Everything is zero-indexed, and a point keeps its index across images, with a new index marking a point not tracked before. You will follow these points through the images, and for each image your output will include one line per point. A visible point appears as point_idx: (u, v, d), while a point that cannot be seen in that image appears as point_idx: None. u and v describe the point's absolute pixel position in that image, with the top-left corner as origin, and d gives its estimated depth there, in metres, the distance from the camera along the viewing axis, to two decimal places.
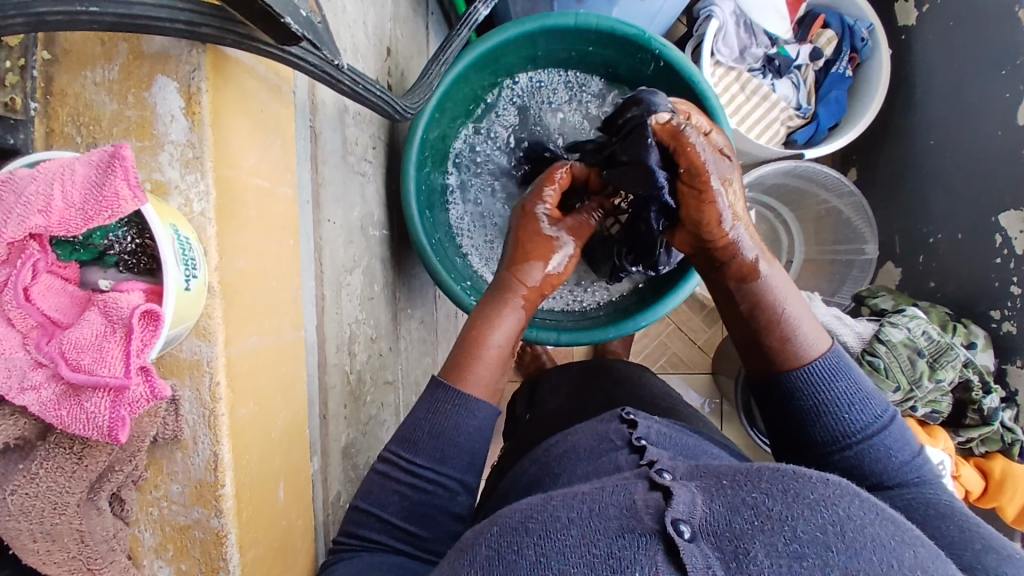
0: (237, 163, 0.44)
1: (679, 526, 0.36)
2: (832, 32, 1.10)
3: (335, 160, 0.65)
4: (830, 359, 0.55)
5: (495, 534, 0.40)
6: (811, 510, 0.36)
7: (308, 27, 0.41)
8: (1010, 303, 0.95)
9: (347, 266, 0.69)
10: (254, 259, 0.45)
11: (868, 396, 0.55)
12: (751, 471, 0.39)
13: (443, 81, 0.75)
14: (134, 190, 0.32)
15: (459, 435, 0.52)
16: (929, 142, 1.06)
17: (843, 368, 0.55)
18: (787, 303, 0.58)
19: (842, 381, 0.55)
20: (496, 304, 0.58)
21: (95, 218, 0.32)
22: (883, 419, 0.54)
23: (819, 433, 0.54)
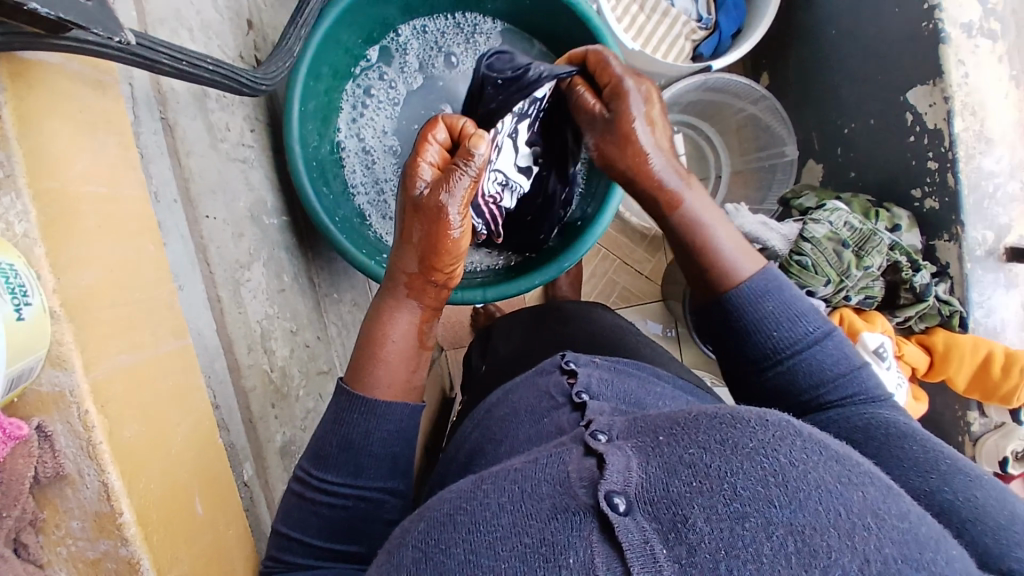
0: (61, 174, 0.40)
1: (612, 499, 0.34)
2: None
3: (201, 151, 0.61)
4: (758, 280, 0.56)
5: (421, 532, 0.38)
6: (751, 461, 0.33)
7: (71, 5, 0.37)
8: (929, 179, 0.96)
9: (245, 261, 0.66)
10: (102, 272, 0.42)
11: (801, 313, 0.55)
12: (688, 423, 0.37)
13: (311, 42, 0.71)
14: None
15: (371, 445, 0.51)
16: (831, 32, 1.05)
17: (772, 288, 0.56)
18: (712, 226, 0.59)
19: (772, 300, 0.55)
20: (392, 297, 0.56)
21: None
22: (816, 333, 0.55)
23: (751, 350, 0.55)
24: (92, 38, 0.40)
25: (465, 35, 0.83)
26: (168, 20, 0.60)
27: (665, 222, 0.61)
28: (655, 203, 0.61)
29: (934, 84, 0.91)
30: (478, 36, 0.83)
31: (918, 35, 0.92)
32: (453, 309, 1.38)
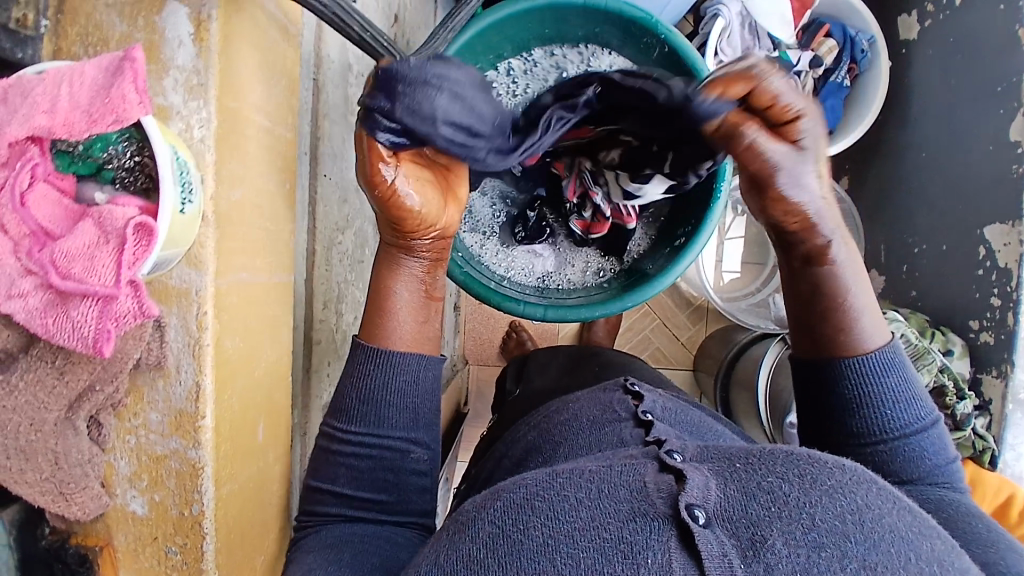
0: (240, 96, 0.43)
1: (693, 511, 0.36)
2: (834, 41, 1.14)
3: (334, 116, 0.66)
4: (885, 354, 0.54)
5: (497, 510, 0.39)
6: (828, 497, 0.37)
7: None
8: (989, 314, 0.97)
9: (340, 224, 0.69)
10: (248, 192, 0.45)
11: (914, 397, 0.54)
12: (764, 455, 0.40)
13: (450, 47, 0.76)
14: (139, 93, 0.33)
15: (392, 396, 0.55)
16: (920, 154, 1.12)
17: (894, 366, 0.54)
18: (852, 291, 0.55)
19: (893, 378, 0.54)
20: (392, 260, 0.58)
21: (99, 121, 0.33)
22: (924, 420, 0.53)
23: (854, 421, 0.53)
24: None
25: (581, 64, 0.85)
26: None
27: (805, 271, 0.56)
28: (800, 258, 0.56)
29: (1013, 225, 0.95)
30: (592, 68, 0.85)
31: (1006, 175, 0.97)
32: (489, 328, 1.40)
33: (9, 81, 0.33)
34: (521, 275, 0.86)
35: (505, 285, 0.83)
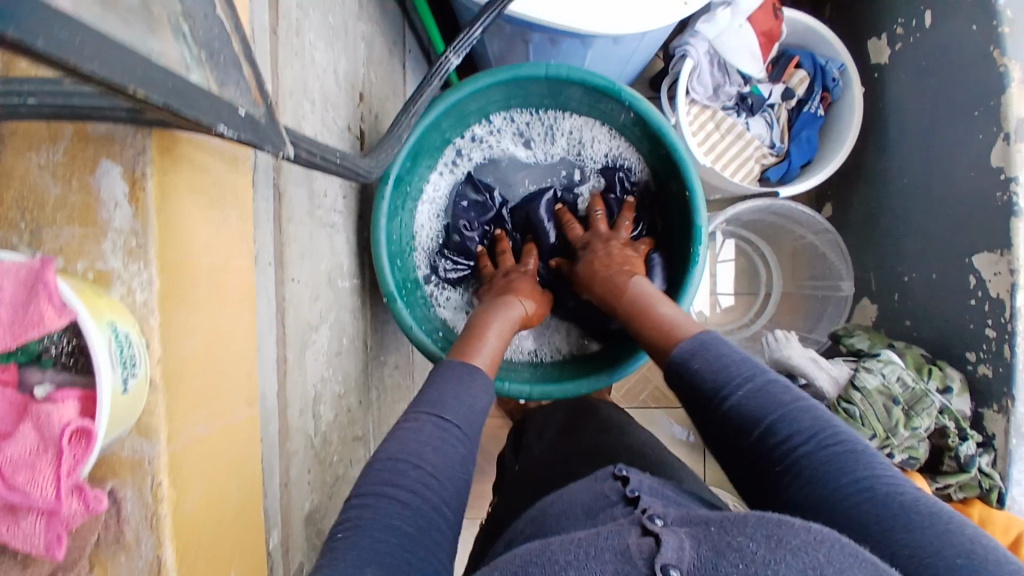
0: (189, 244, 0.42)
1: (668, 571, 0.35)
2: (804, 73, 1.16)
3: (300, 217, 0.65)
4: (690, 342, 0.64)
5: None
6: (793, 556, 0.34)
7: (247, 127, 0.35)
8: (985, 346, 0.95)
9: (314, 323, 0.68)
10: (204, 339, 0.44)
11: (728, 363, 0.60)
12: (738, 519, 0.39)
13: (418, 126, 0.77)
14: (59, 309, 0.34)
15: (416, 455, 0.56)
16: (902, 181, 1.11)
17: (700, 346, 0.63)
18: (661, 305, 0.71)
19: (701, 357, 0.62)
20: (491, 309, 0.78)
21: (22, 336, 0.34)
22: (745, 380, 0.59)
23: (698, 406, 0.61)
24: (257, 149, 0.36)
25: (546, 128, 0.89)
26: (297, 90, 0.66)
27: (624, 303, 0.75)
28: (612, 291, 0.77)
29: (1001, 254, 0.93)
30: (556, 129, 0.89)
31: (990, 203, 0.95)
32: None
33: None
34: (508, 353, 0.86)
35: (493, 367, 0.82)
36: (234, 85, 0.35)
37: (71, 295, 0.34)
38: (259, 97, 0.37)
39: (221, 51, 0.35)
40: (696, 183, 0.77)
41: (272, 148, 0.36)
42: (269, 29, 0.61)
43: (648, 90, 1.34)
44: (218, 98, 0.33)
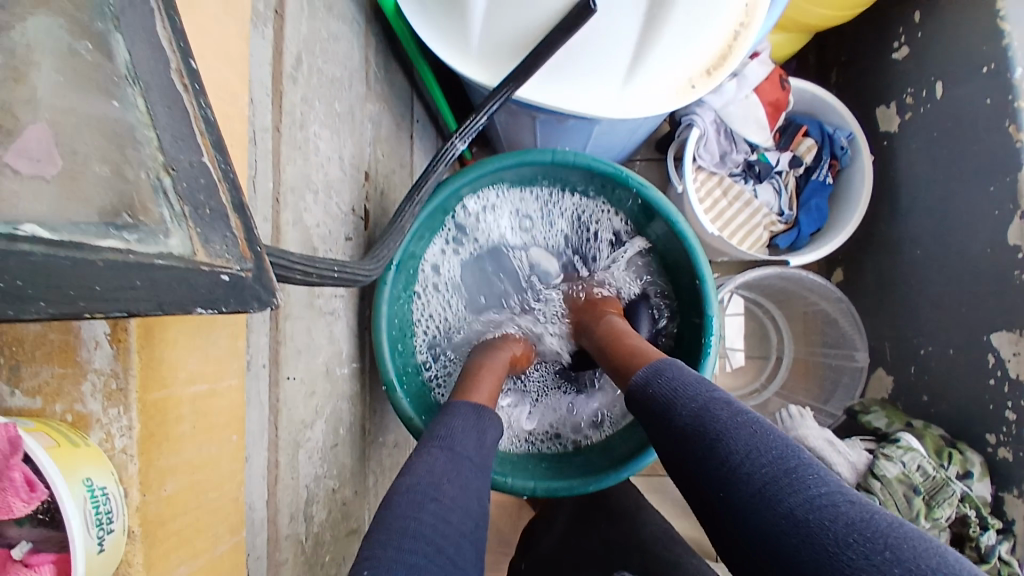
0: (171, 380, 0.40)
1: None
2: (812, 141, 1.17)
3: (299, 312, 0.64)
4: (655, 365, 0.68)
5: None
6: None
7: (231, 293, 0.33)
8: (1005, 429, 0.92)
9: (309, 419, 0.66)
10: (187, 475, 0.42)
11: (688, 382, 0.63)
12: None
13: (425, 207, 0.79)
14: (29, 499, 0.32)
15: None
16: (914, 251, 1.09)
17: (667, 367, 0.67)
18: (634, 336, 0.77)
19: (667, 374, 0.66)
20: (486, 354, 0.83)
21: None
22: (702, 398, 0.61)
23: (658, 420, 0.63)
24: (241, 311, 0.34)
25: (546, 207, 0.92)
26: (299, 184, 0.66)
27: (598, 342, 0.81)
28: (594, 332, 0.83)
29: (1021, 333, 0.91)
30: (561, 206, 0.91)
31: (1010, 281, 0.93)
32: None
33: None
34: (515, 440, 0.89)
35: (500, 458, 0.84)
36: (220, 240, 0.33)
37: (49, 467, 0.32)
38: (247, 251, 0.34)
39: (209, 203, 0.33)
40: (704, 270, 0.79)
41: (257, 309, 0.34)
42: (272, 127, 0.60)
43: (653, 151, 1.34)
44: (197, 273, 0.31)
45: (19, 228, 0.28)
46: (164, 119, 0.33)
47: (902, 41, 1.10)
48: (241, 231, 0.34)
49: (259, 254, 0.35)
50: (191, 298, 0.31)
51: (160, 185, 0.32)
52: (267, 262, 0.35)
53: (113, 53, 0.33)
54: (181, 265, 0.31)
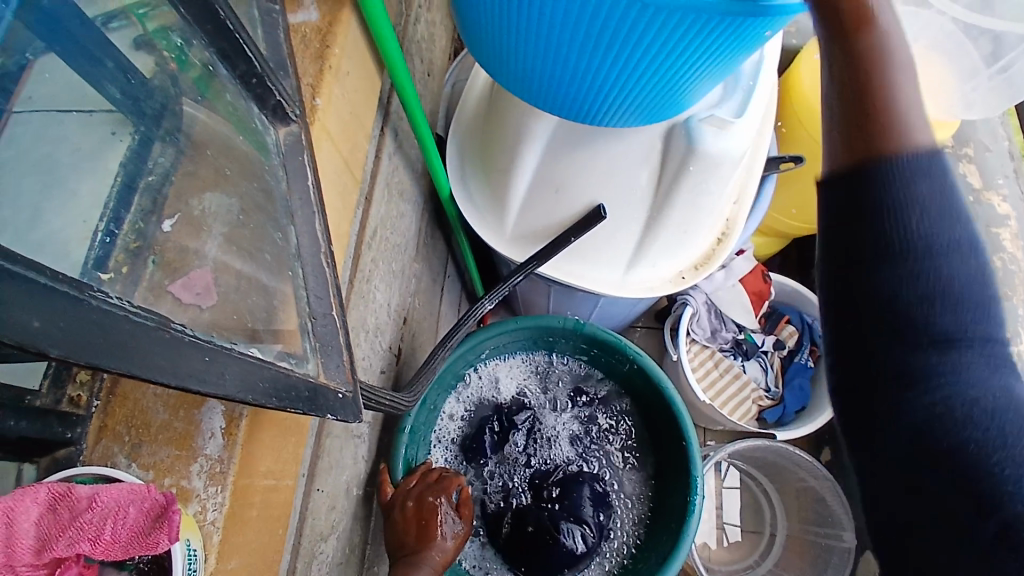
0: (254, 470, 0.53)
1: None
2: (792, 327, 1.35)
3: (337, 432, 0.75)
4: (951, 240, 0.44)
5: None
6: None
7: (344, 404, 0.49)
8: None
9: (325, 533, 0.73)
10: (245, 556, 0.51)
11: (981, 294, 0.45)
12: None
13: (454, 353, 0.93)
14: (171, 539, 0.41)
15: None
16: None
17: (961, 254, 0.44)
18: (924, 169, 0.44)
19: (954, 262, 0.44)
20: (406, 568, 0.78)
21: (134, 552, 0.40)
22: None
23: (905, 310, 0.45)
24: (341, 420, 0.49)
25: (551, 364, 1.02)
26: (357, 325, 0.81)
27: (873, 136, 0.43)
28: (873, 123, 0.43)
29: None
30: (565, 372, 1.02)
31: None
32: None
33: (59, 488, 0.39)
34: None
35: None
36: (335, 366, 0.50)
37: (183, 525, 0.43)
38: (351, 377, 0.51)
39: (332, 342, 0.50)
40: (690, 434, 0.89)
41: (352, 419, 0.49)
42: (349, 280, 0.77)
43: (652, 321, 1.51)
44: (324, 385, 0.47)
45: (250, 348, 0.43)
46: (313, 285, 0.50)
47: None
48: (349, 361, 0.51)
49: (356, 381, 0.51)
50: (326, 404, 0.47)
51: (307, 328, 0.49)
52: (358, 391, 0.52)
53: (289, 240, 0.51)
54: (316, 383, 0.46)
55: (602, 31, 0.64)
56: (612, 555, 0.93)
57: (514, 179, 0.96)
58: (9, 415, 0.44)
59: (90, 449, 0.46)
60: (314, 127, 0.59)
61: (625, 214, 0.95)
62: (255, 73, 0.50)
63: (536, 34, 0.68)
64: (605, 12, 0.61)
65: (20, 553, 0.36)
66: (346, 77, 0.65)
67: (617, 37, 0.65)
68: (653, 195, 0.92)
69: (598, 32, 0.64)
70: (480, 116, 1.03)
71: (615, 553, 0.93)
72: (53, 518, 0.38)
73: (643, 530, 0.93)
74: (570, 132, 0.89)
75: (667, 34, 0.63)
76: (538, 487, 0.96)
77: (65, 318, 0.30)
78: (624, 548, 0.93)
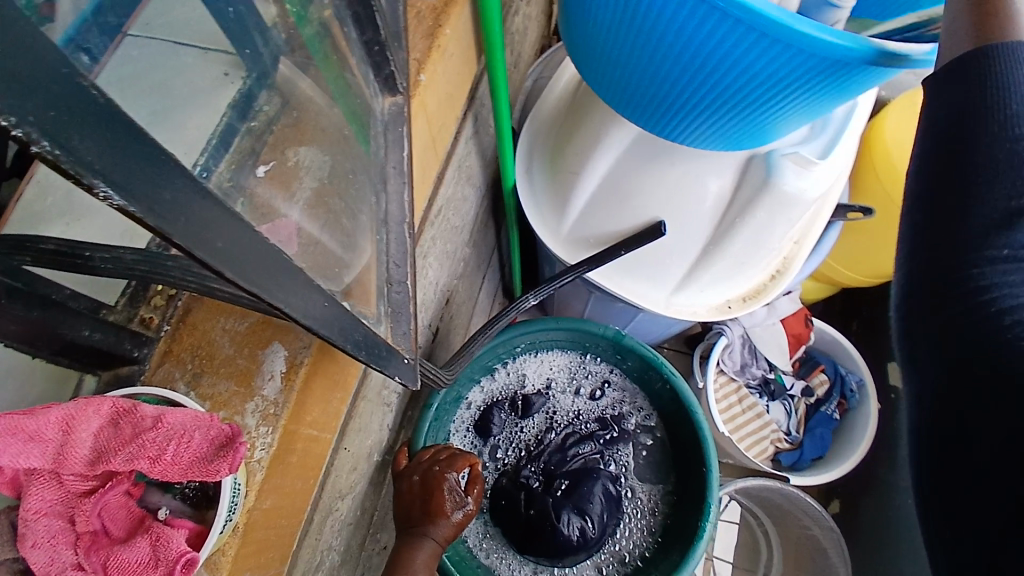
0: (301, 419, 0.54)
1: None
2: (825, 376, 1.34)
3: (372, 396, 0.77)
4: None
5: None
6: None
7: (407, 370, 0.54)
8: None
9: (343, 491, 0.75)
10: (279, 499, 0.53)
11: None
12: None
13: (490, 340, 0.94)
14: (231, 468, 0.43)
15: None
16: (906, 502, 1.17)
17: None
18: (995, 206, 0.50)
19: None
20: (410, 537, 0.76)
21: (192, 475, 0.42)
22: None
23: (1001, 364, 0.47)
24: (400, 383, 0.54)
25: (583, 367, 1.02)
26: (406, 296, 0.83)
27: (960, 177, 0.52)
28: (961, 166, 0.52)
29: None
30: (596, 375, 1.02)
31: None
32: None
33: (125, 405, 0.43)
34: (496, 561, 0.91)
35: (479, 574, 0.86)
36: (402, 334, 0.54)
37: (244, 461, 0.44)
38: (414, 346, 0.56)
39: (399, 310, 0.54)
40: (712, 461, 0.88)
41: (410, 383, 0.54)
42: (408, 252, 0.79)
43: (680, 344, 1.50)
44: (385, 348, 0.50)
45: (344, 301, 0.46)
46: (393, 256, 0.55)
47: None
48: (414, 331, 0.56)
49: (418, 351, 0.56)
50: (397, 367, 0.52)
51: (383, 294, 0.53)
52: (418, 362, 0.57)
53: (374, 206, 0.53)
54: (392, 350, 0.51)
55: (723, 67, 0.64)
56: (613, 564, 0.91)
57: (580, 182, 0.97)
58: (87, 324, 0.47)
59: (153, 370, 0.51)
60: (413, 101, 0.60)
61: (686, 234, 0.95)
62: (378, 43, 0.52)
63: (654, 60, 0.69)
64: (737, 51, 0.62)
65: (73, 461, 0.40)
66: (448, 58, 0.67)
67: (738, 80, 0.65)
68: (716, 222, 0.92)
69: (716, 67, 0.65)
70: (557, 113, 1.04)
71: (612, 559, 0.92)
72: (115, 432, 0.41)
73: (648, 549, 0.92)
74: (649, 144, 0.89)
75: (797, 67, 0.61)
76: (550, 476, 0.94)
77: (228, 244, 0.31)
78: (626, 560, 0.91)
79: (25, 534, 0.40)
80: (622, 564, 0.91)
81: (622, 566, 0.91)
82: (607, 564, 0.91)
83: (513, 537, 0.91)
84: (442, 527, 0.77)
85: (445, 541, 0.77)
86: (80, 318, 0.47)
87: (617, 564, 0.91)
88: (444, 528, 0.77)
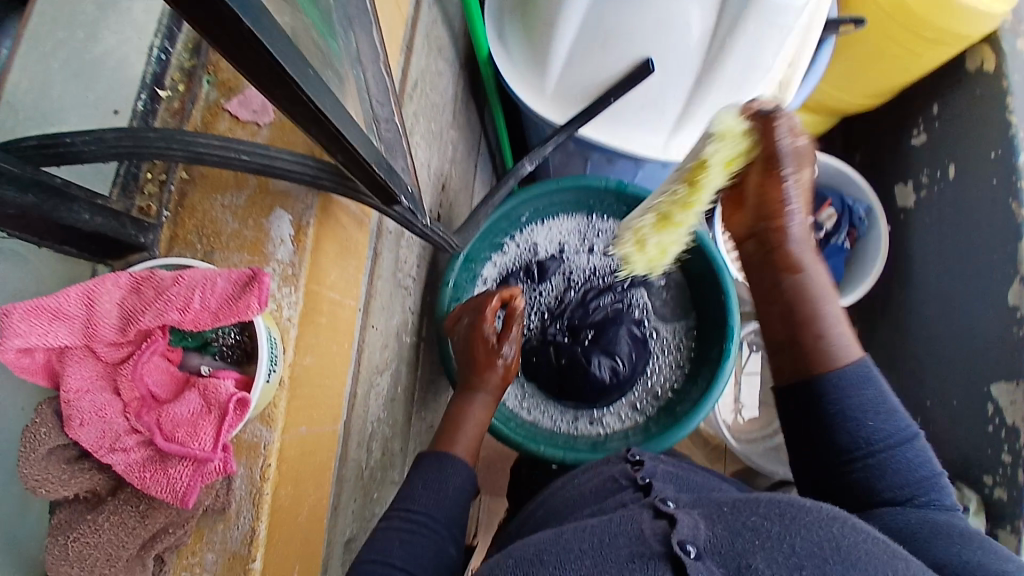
0: (321, 281, 0.54)
1: (685, 546, 0.44)
2: (832, 210, 1.30)
3: (387, 277, 0.77)
4: (861, 368, 0.65)
5: (510, 566, 0.47)
6: (806, 529, 0.45)
7: (411, 198, 0.56)
8: (1001, 471, 1.01)
9: (380, 368, 0.77)
10: (317, 359, 0.55)
11: (894, 411, 0.64)
12: (750, 502, 0.49)
13: (497, 211, 0.93)
14: (261, 303, 0.42)
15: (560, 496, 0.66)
16: (923, 313, 1.18)
17: (871, 377, 0.65)
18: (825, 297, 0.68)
19: (872, 387, 0.64)
20: (468, 385, 0.81)
21: (225, 318, 0.42)
22: (907, 432, 0.63)
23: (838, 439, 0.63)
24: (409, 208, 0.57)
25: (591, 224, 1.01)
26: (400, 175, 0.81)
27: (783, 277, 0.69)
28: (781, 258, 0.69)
29: (1018, 383, 0.98)
30: (605, 233, 1.01)
31: (1008, 335, 1.01)
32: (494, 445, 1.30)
33: (143, 274, 0.44)
34: (535, 416, 0.95)
35: (522, 425, 0.91)
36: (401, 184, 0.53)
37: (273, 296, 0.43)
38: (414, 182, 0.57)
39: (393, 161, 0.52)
40: (730, 288, 0.90)
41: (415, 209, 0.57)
42: None
43: None
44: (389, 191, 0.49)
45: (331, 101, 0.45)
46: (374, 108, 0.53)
47: (920, 128, 1.21)
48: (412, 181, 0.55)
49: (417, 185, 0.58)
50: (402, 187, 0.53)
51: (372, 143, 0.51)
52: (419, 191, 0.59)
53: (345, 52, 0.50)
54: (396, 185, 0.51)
55: None
56: (648, 398, 0.96)
57: (557, 34, 0.91)
58: (86, 208, 0.47)
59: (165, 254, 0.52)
60: None
61: (676, 69, 0.90)
62: None
63: None
64: None
65: (104, 330, 0.42)
66: None
67: None
68: (707, 48, 0.87)
69: None
70: None
71: (643, 394, 0.96)
72: (137, 296, 0.43)
73: (677, 382, 0.95)
74: None
75: None
76: (575, 329, 0.97)
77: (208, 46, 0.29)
78: (659, 394, 0.95)
79: (71, 414, 0.41)
80: (656, 397, 0.95)
81: (657, 398, 0.95)
82: (641, 400, 0.96)
83: (552, 387, 0.96)
84: (491, 378, 0.82)
85: (500, 386, 0.83)
86: (77, 202, 0.47)
87: (651, 398, 0.96)
88: (495, 378, 0.82)
